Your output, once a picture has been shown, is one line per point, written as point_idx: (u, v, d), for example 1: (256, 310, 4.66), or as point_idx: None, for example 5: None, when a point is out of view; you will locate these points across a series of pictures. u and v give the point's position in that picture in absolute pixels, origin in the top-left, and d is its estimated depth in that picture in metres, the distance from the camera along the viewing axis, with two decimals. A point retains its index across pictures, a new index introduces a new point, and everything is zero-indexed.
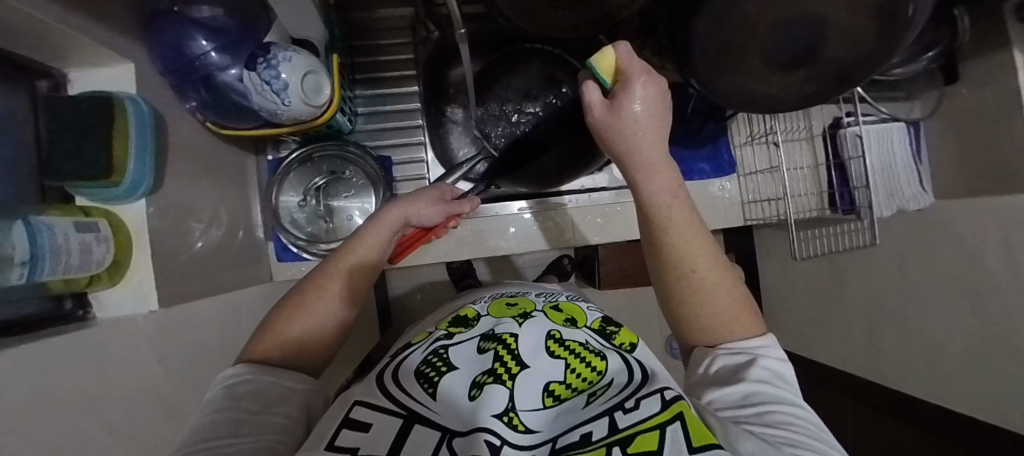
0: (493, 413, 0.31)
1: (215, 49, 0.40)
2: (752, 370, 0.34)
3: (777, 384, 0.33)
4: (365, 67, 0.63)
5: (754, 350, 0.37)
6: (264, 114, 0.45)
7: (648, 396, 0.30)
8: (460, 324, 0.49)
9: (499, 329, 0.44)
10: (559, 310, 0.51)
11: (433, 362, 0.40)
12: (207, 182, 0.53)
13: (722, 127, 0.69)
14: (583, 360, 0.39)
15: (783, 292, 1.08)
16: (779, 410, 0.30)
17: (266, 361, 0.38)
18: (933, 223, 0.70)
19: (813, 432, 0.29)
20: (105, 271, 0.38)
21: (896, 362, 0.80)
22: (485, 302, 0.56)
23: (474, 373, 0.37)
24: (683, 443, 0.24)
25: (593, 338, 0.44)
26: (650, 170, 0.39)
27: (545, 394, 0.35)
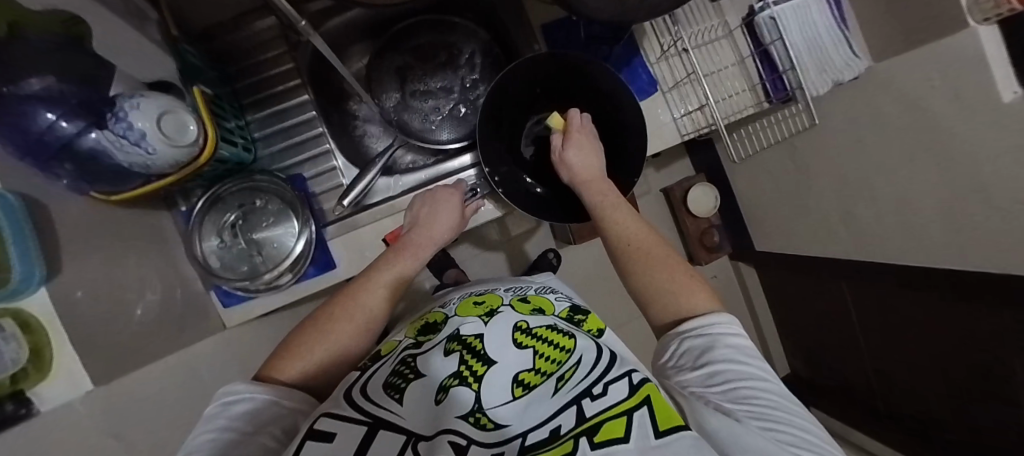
0: (458, 416, 0.30)
1: (63, 118, 0.38)
2: (717, 351, 0.36)
3: (743, 360, 0.35)
4: (251, 90, 0.61)
5: (712, 328, 0.38)
6: (139, 169, 0.44)
7: (616, 382, 0.31)
8: (429, 330, 0.47)
9: (466, 330, 0.42)
10: (526, 301, 0.51)
11: (401, 370, 0.37)
12: (127, 251, 0.53)
13: (633, 47, 0.65)
14: (550, 344, 0.39)
15: (757, 196, 1.07)
16: (747, 391, 0.32)
17: (282, 381, 0.37)
18: (873, 87, 0.67)
19: (783, 401, 0.32)
20: (28, 366, 0.38)
21: (871, 237, 0.79)
22: (453, 303, 0.54)
23: (440, 378, 0.35)
24: (650, 427, 0.26)
25: (561, 322, 0.45)
26: (592, 180, 0.55)
27: (514, 385, 0.34)
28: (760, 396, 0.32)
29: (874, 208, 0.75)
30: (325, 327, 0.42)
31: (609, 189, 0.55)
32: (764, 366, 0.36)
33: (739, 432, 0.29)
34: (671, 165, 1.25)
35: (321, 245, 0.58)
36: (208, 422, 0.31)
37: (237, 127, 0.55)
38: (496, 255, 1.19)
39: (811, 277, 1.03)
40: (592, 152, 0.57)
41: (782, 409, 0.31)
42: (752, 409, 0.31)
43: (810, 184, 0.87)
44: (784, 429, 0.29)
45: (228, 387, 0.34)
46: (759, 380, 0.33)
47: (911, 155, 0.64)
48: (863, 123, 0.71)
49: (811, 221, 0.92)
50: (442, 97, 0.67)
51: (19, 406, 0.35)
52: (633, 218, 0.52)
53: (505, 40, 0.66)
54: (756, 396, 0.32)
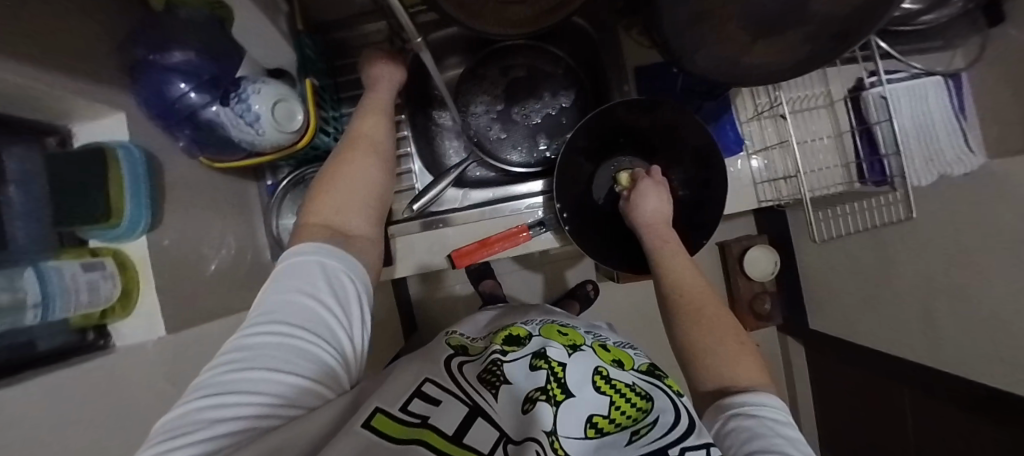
0: (543, 430, 0.29)
1: (192, 90, 0.43)
2: (767, 436, 0.32)
3: (798, 453, 0.30)
4: (349, 86, 0.64)
5: (759, 414, 0.35)
6: (245, 145, 0.47)
7: (693, 451, 0.29)
8: (512, 342, 0.46)
9: (552, 353, 0.41)
10: (607, 349, 0.49)
11: (489, 379, 0.37)
12: (213, 209, 0.57)
13: (726, 101, 0.63)
14: (627, 398, 0.36)
15: (822, 272, 1.00)
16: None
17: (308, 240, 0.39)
18: (988, 187, 0.60)
19: None
20: (116, 303, 0.41)
21: (954, 345, 0.71)
22: (535, 324, 0.53)
23: (525, 390, 0.35)
24: None
25: (640, 379, 0.42)
26: (653, 227, 0.54)
27: (587, 425, 0.33)
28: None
29: (963, 314, 0.68)
30: (329, 193, 0.42)
31: (671, 238, 0.53)
32: None
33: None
34: (731, 220, 1.20)
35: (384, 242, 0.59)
36: (275, 288, 0.33)
37: (333, 119, 0.59)
38: (535, 276, 1.18)
39: (869, 371, 0.94)
40: (662, 200, 0.55)
41: None
42: None
43: (889, 273, 0.80)
44: None
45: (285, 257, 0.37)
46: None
47: (1019, 268, 0.57)
48: (967, 222, 0.64)
49: (882, 312, 0.85)
50: (523, 121, 0.68)
51: (99, 337, 0.42)
52: (694, 272, 0.50)
53: (597, 79, 0.67)
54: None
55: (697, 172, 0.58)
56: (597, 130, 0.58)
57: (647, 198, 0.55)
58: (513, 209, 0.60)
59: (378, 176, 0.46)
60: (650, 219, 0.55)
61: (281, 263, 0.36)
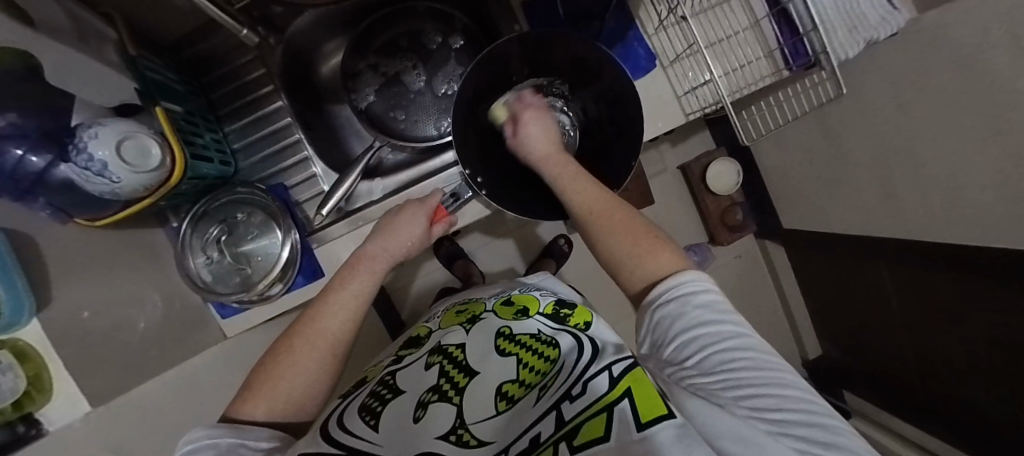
0: (436, 436, 0.29)
1: (31, 152, 0.39)
2: (691, 313, 0.32)
3: (717, 318, 0.31)
4: (227, 99, 0.61)
5: (677, 290, 0.34)
6: (109, 197, 0.44)
7: (597, 376, 0.28)
8: (412, 346, 0.49)
9: (448, 341, 0.44)
10: (510, 304, 0.50)
11: (379, 393, 0.37)
12: (122, 269, 0.54)
13: (627, 16, 0.57)
14: (534, 352, 0.38)
15: (783, 169, 0.98)
16: (727, 355, 0.29)
17: (250, 419, 0.35)
18: (918, 44, 0.57)
19: (765, 360, 0.29)
20: (30, 389, 0.39)
21: (915, 212, 0.70)
22: (438, 316, 0.56)
23: (420, 393, 0.36)
24: (631, 421, 0.23)
25: (546, 325, 0.42)
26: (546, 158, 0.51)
27: (498, 399, 0.33)
28: (744, 363, 0.28)
29: (917, 180, 0.66)
30: (289, 358, 0.39)
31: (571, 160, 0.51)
32: (737, 318, 0.32)
33: (724, 416, 0.24)
34: (687, 140, 1.17)
35: (308, 253, 0.57)
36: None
37: (212, 141, 0.55)
38: (505, 244, 1.17)
39: (843, 255, 0.95)
40: (546, 128, 0.53)
41: (765, 369, 0.28)
42: (734, 380, 0.27)
43: (842, 156, 0.78)
44: (768, 392, 0.26)
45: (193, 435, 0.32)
46: (738, 339, 0.30)
47: (965, 121, 0.55)
48: (904, 86, 0.61)
49: (844, 196, 0.83)
50: (421, 89, 0.66)
51: (29, 426, 0.40)
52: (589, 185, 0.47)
53: (483, 21, 0.63)
54: (740, 363, 0.28)
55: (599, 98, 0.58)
56: (484, 82, 0.55)
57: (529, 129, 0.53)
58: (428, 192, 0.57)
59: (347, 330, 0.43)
60: (539, 148, 0.52)
61: (182, 447, 0.31)
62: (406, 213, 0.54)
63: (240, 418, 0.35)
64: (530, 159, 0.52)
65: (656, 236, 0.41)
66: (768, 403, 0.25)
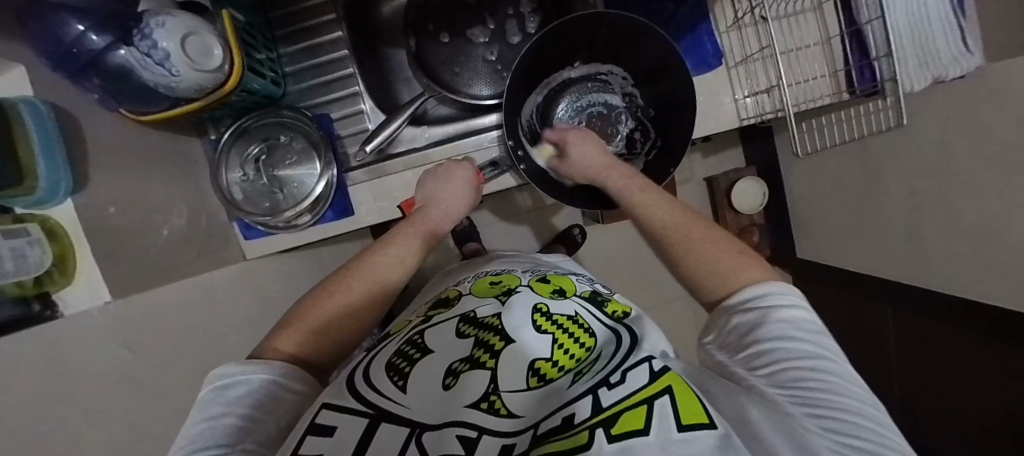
0: (467, 405, 0.29)
1: (91, 30, 0.36)
2: (768, 327, 0.31)
3: (796, 335, 0.30)
4: (284, 23, 0.59)
5: (762, 303, 0.33)
6: (163, 90, 0.43)
7: (635, 369, 0.29)
8: (440, 305, 0.47)
9: (483, 313, 0.42)
10: (546, 281, 0.48)
11: (407, 352, 0.36)
12: (156, 173, 0.52)
13: (702, 7, 0.56)
14: (571, 336, 0.37)
15: (809, 198, 0.98)
16: (799, 372, 0.28)
17: (283, 351, 0.35)
18: (980, 92, 0.56)
19: (859, 400, 0.26)
20: (53, 269, 0.38)
21: (939, 261, 0.70)
22: (468, 282, 0.53)
23: (450, 360, 0.35)
24: (672, 420, 0.24)
25: (581, 308, 0.42)
26: (607, 168, 0.51)
27: (530, 374, 0.32)
28: (821, 385, 0.27)
29: (949, 229, 0.66)
30: (337, 295, 0.40)
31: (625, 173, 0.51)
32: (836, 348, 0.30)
33: (790, 440, 0.24)
34: (719, 154, 1.16)
35: (341, 189, 0.56)
36: (207, 408, 0.28)
37: (267, 60, 0.54)
38: (521, 224, 1.16)
39: (854, 293, 0.95)
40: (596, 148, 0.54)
41: (863, 413, 0.26)
42: (813, 406, 0.26)
43: (878, 194, 0.78)
44: (854, 425, 0.25)
45: (220, 368, 0.32)
46: (818, 361, 0.29)
47: (1010, 180, 0.55)
48: (957, 132, 0.61)
49: (867, 233, 0.84)
50: (480, 45, 0.65)
51: (44, 307, 0.37)
52: (659, 200, 0.47)
53: None
54: (816, 385, 0.27)
55: (656, 88, 0.57)
56: (539, 56, 0.54)
57: (579, 148, 0.53)
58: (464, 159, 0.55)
59: (396, 280, 0.45)
60: (595, 160, 0.52)
61: (212, 380, 0.31)
62: (454, 176, 0.53)
63: (279, 350, 0.35)
64: (585, 173, 0.52)
65: (750, 255, 0.40)
66: (841, 428, 0.25)
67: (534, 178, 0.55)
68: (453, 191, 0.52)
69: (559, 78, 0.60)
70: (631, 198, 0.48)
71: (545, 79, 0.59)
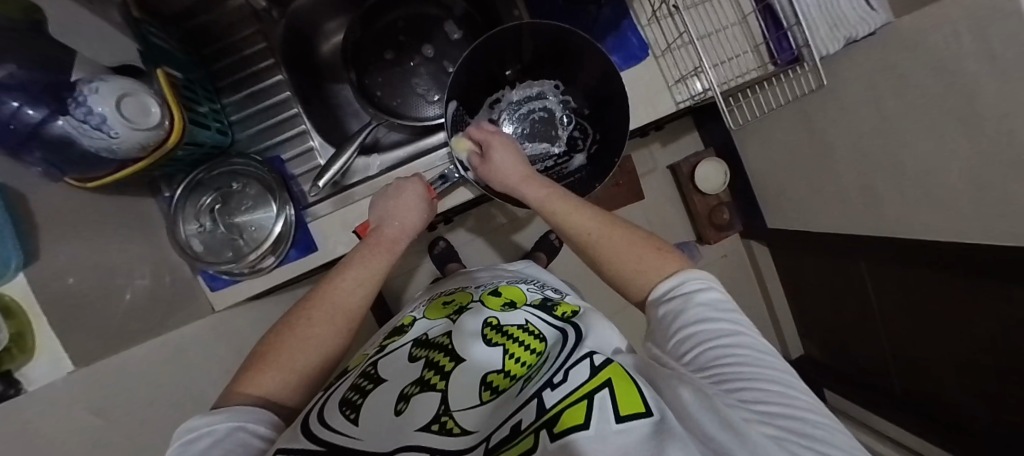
0: (419, 427, 0.28)
1: (31, 106, 0.38)
2: (688, 313, 0.33)
3: (717, 317, 0.32)
4: (228, 75, 0.62)
5: (681, 291, 0.36)
6: (105, 154, 0.43)
7: (577, 367, 0.30)
8: (394, 335, 0.47)
9: (434, 333, 0.43)
10: (497, 294, 0.50)
11: (361, 384, 0.36)
12: (111, 235, 0.52)
13: (622, 6, 0.60)
14: (523, 346, 0.38)
15: (767, 169, 1.02)
16: (718, 351, 0.30)
17: (254, 393, 0.35)
18: (893, 46, 0.59)
19: (773, 374, 0.28)
20: (10, 345, 0.38)
21: (893, 209, 0.73)
22: (421, 307, 0.54)
23: (402, 385, 0.35)
24: (610, 412, 0.24)
25: (532, 316, 0.44)
26: (527, 178, 0.51)
27: (482, 389, 0.33)
28: (740, 362, 0.28)
29: (895, 176, 0.69)
30: (300, 326, 0.41)
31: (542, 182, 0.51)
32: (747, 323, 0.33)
33: (713, 415, 0.24)
34: (677, 141, 1.21)
35: (302, 226, 0.57)
36: None
37: (210, 111, 0.55)
38: (497, 238, 1.16)
39: (827, 253, 0.98)
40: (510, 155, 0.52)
41: (775, 382, 0.27)
42: (737, 383, 0.27)
43: (826, 155, 0.81)
44: (772, 399, 0.26)
45: (185, 424, 0.30)
46: (737, 338, 0.31)
47: (939, 121, 0.57)
48: (881, 86, 0.64)
49: (824, 193, 0.87)
50: (418, 66, 0.69)
51: (6, 386, 0.38)
52: (582, 206, 0.47)
53: (483, 7, 0.66)
54: (736, 363, 0.28)
55: (588, 83, 0.59)
56: (474, 71, 0.56)
57: (497, 156, 0.52)
58: (413, 175, 0.58)
59: (357, 302, 0.45)
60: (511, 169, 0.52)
61: (178, 436, 0.29)
62: (405, 194, 0.55)
63: (247, 391, 0.35)
64: (505, 184, 0.52)
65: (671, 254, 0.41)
66: (753, 395, 0.26)
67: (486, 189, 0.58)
68: (399, 204, 0.54)
69: (501, 98, 0.63)
70: (545, 205, 0.48)
71: (488, 100, 0.63)
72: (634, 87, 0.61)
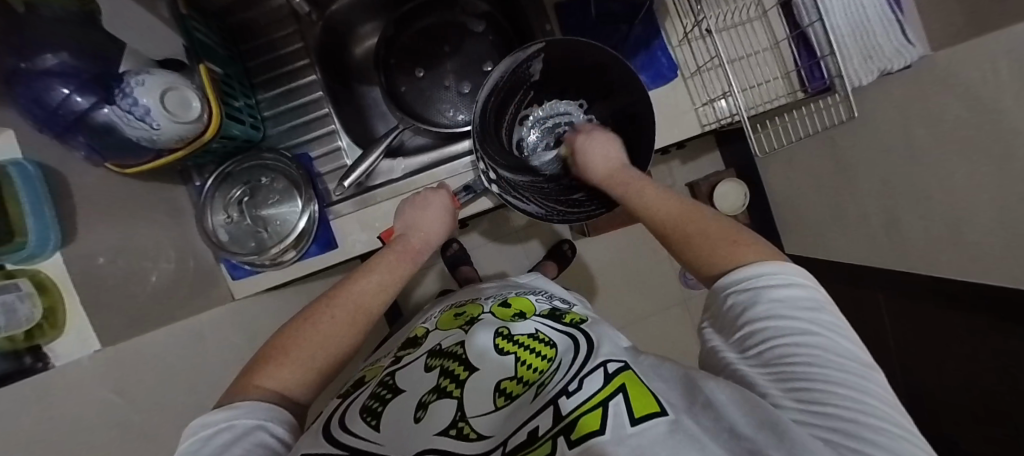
0: (437, 432, 0.30)
1: (77, 93, 0.40)
2: (756, 310, 0.28)
3: (794, 315, 0.27)
4: (264, 72, 0.64)
5: (750, 282, 0.30)
6: (145, 143, 0.45)
7: (591, 374, 0.29)
8: (410, 345, 0.48)
9: (448, 343, 0.43)
10: (506, 306, 0.50)
11: (379, 393, 0.37)
12: (143, 219, 0.54)
13: (653, 26, 0.60)
14: (532, 351, 0.38)
15: (787, 194, 1.00)
16: (793, 352, 0.25)
17: (265, 386, 0.35)
18: (927, 81, 0.58)
19: (858, 390, 0.23)
20: (42, 321, 0.39)
21: (917, 245, 0.71)
22: (434, 318, 0.54)
23: (420, 393, 0.35)
24: (625, 417, 0.24)
25: (542, 325, 0.44)
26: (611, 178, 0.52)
27: (497, 395, 0.34)
28: (809, 358, 0.24)
29: (920, 212, 0.67)
30: (319, 322, 0.41)
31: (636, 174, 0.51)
32: (839, 330, 0.26)
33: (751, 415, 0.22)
34: (697, 160, 1.20)
35: (324, 223, 0.59)
36: None
37: (246, 106, 0.58)
38: (509, 245, 1.17)
39: (845, 284, 0.95)
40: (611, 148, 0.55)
41: (859, 401, 0.22)
42: (804, 394, 0.23)
43: (849, 185, 0.80)
44: (845, 420, 0.21)
45: (201, 420, 0.29)
46: (814, 339, 0.25)
47: (970, 159, 0.56)
48: (911, 120, 0.63)
49: (844, 223, 0.85)
50: (446, 73, 0.70)
51: (36, 360, 0.39)
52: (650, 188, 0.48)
53: (516, 19, 0.66)
54: (803, 359, 0.25)
55: (615, 101, 0.59)
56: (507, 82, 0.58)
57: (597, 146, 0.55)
58: (437, 185, 0.59)
59: (377, 306, 0.45)
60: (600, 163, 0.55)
61: (193, 432, 0.28)
62: (430, 202, 0.56)
63: (262, 383, 0.35)
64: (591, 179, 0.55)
65: (746, 243, 0.35)
66: (825, 407, 0.22)
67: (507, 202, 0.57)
68: (432, 214, 0.55)
69: (528, 115, 0.65)
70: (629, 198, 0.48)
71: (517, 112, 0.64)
72: (660, 106, 0.61)
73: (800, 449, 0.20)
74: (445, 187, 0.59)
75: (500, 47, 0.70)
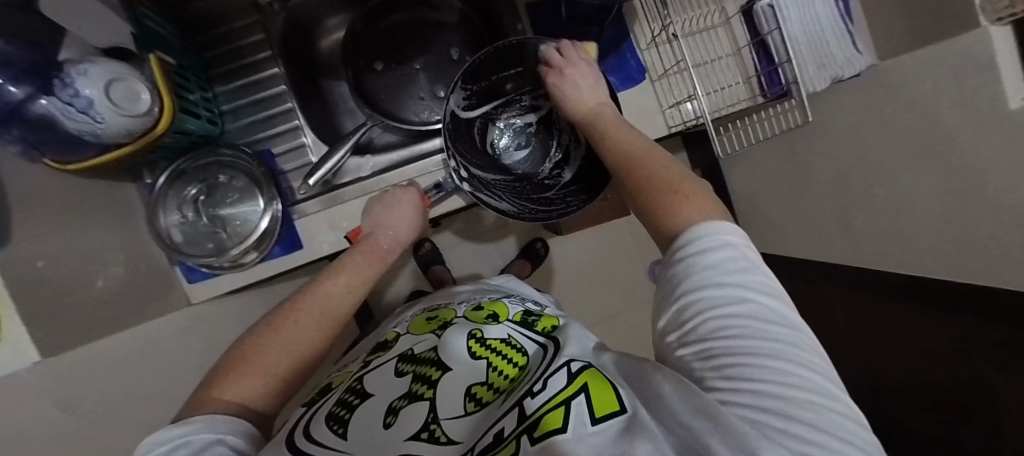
0: (407, 436, 0.29)
1: (9, 83, 0.36)
2: (686, 279, 0.28)
3: (720, 280, 0.26)
4: (223, 64, 0.62)
5: (686, 249, 0.29)
6: (89, 138, 0.42)
7: (556, 375, 0.30)
8: (379, 350, 0.47)
9: (420, 349, 0.43)
10: (479, 310, 0.50)
11: (347, 399, 0.36)
12: (87, 220, 0.50)
13: (622, 29, 0.61)
14: (505, 358, 0.39)
15: (749, 194, 1.05)
16: (720, 323, 0.25)
17: (224, 398, 0.33)
18: (874, 89, 0.62)
19: (781, 354, 0.23)
20: None
21: (866, 243, 0.76)
22: (406, 322, 0.53)
23: (390, 399, 0.35)
24: (587, 416, 0.24)
25: (514, 330, 0.44)
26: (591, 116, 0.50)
27: (467, 400, 0.33)
28: (738, 328, 0.24)
29: (868, 212, 0.72)
30: (282, 329, 0.40)
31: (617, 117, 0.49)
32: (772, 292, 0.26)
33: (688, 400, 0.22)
34: None
35: (287, 223, 0.57)
36: None
37: (201, 99, 0.55)
38: (483, 244, 1.16)
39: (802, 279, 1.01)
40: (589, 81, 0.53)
41: (782, 367, 0.22)
42: (731, 367, 0.23)
43: (804, 187, 0.84)
44: (768, 386, 0.21)
45: (156, 436, 0.27)
46: (738, 307, 0.25)
47: (913, 162, 0.60)
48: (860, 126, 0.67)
49: (801, 222, 0.90)
50: (416, 70, 0.69)
51: None
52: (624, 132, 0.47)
53: (489, 18, 0.66)
54: (732, 328, 0.24)
55: None
56: (478, 80, 0.58)
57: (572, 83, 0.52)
58: (408, 183, 0.58)
59: (344, 308, 0.45)
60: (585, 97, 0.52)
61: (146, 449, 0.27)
62: (399, 201, 0.56)
63: (217, 394, 0.33)
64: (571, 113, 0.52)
65: (694, 192, 0.35)
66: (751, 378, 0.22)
67: (480, 201, 0.57)
68: (400, 214, 0.54)
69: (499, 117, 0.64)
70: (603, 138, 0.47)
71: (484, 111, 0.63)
72: (630, 108, 0.62)
73: (730, 430, 0.19)
74: (416, 185, 0.59)
75: (472, 45, 0.69)
